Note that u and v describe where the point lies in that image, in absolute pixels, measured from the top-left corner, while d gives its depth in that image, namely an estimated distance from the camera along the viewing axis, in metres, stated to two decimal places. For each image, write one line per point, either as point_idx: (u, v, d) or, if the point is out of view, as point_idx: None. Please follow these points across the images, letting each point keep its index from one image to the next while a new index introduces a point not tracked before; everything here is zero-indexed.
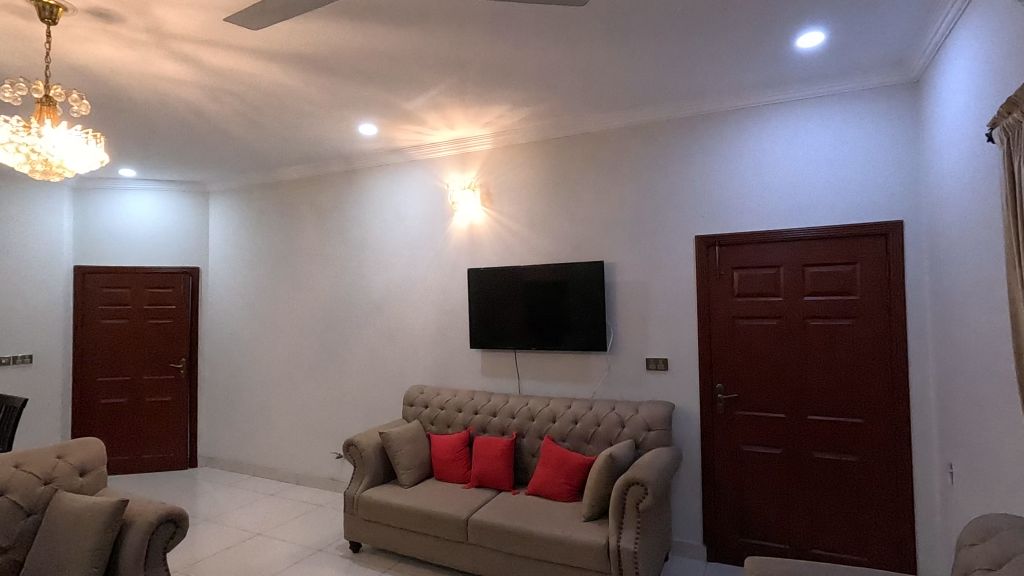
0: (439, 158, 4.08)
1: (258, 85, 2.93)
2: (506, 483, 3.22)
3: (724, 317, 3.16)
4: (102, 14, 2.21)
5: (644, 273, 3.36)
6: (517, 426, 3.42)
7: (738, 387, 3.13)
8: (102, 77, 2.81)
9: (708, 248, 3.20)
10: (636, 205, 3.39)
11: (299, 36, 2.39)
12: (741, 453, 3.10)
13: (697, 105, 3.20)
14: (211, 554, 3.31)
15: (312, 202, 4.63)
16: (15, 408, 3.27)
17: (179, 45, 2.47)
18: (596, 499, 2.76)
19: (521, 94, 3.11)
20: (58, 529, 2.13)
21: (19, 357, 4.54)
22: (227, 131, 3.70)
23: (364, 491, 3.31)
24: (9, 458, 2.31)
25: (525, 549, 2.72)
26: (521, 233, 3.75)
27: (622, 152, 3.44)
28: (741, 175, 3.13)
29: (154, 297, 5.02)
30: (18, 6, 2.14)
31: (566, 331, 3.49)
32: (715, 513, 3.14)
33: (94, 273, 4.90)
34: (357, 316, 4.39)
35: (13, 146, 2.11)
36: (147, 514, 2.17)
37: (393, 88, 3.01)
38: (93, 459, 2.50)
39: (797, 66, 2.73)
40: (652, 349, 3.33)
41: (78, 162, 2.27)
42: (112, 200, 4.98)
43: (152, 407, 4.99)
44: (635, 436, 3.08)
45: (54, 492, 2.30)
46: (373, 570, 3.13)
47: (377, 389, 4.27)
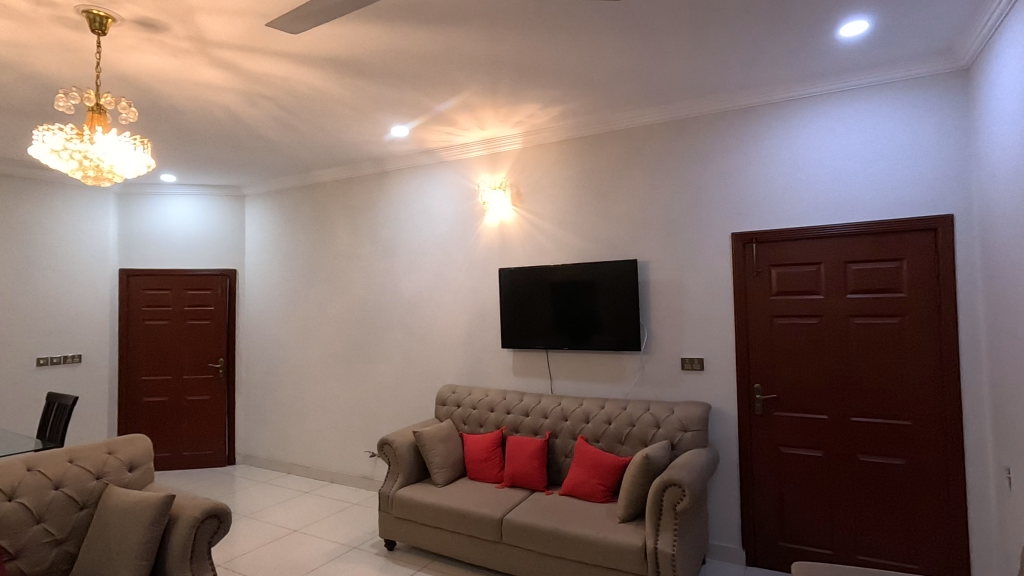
0: (470, 159, 4.10)
1: (294, 89, 2.99)
2: (540, 484, 3.21)
3: (762, 315, 3.09)
4: (148, 23, 2.28)
5: (679, 272, 3.31)
6: (550, 427, 3.41)
7: (777, 388, 3.05)
8: (148, 86, 2.91)
9: (745, 245, 3.13)
10: (670, 202, 3.34)
11: (335, 41, 2.43)
12: (781, 455, 3.03)
13: (733, 99, 3.14)
14: (250, 549, 3.39)
15: (345, 205, 4.70)
16: (66, 405, 3.40)
17: (220, 52, 2.54)
18: (632, 500, 2.72)
19: (552, 93, 3.10)
20: (110, 522, 2.21)
21: (69, 356, 4.71)
22: (264, 136, 3.79)
23: (399, 489, 3.34)
24: (62, 453, 2.39)
25: (560, 550, 2.70)
26: (552, 232, 3.74)
27: (654, 149, 3.40)
28: (779, 171, 3.06)
29: (194, 298, 5.17)
30: (70, 18, 2.23)
31: (599, 331, 3.46)
32: (755, 516, 3.07)
33: (138, 276, 5.07)
34: (389, 316, 4.43)
35: (67, 153, 2.19)
36: (193, 509, 2.23)
37: (426, 89, 3.04)
38: (141, 455, 2.56)
39: (838, 56, 2.66)
40: (688, 349, 3.28)
41: (127, 167, 2.34)
42: (154, 206, 5.16)
43: (192, 407, 5.13)
44: (670, 436, 3.03)
45: (105, 487, 2.38)
46: (408, 567, 3.15)
47: (410, 389, 4.30)
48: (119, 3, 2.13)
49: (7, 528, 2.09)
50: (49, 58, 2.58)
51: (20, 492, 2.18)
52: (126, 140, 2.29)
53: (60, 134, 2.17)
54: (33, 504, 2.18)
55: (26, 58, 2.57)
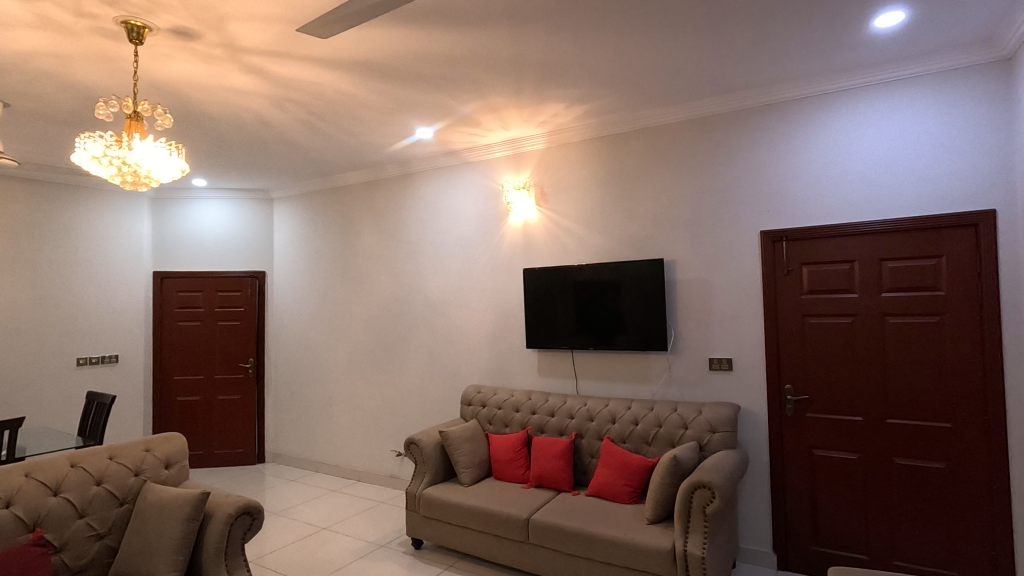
0: (494, 159, 4.11)
1: (322, 93, 3.03)
2: (566, 484, 3.19)
3: (792, 315, 3.03)
4: (182, 32, 2.34)
5: (707, 271, 3.27)
6: (576, 427, 3.39)
7: (809, 389, 2.99)
8: (183, 93, 2.98)
9: (775, 243, 3.07)
10: (696, 200, 3.30)
11: (362, 44, 2.46)
12: (813, 458, 2.97)
13: (761, 95, 3.09)
14: (280, 547, 3.45)
15: (371, 206, 4.76)
16: (105, 405, 3.50)
17: (251, 58, 2.59)
18: (660, 502, 2.69)
19: (576, 92, 3.09)
20: (149, 517, 2.27)
21: (107, 356, 4.86)
22: (292, 140, 3.85)
23: (425, 489, 3.36)
24: (103, 450, 2.46)
25: (587, 551, 2.69)
26: (577, 232, 3.72)
27: (680, 146, 3.36)
28: (810, 167, 2.99)
29: (225, 300, 5.28)
30: (108, 29, 2.31)
31: (624, 331, 3.44)
32: (787, 520, 3.01)
33: (171, 278, 5.21)
34: (414, 317, 4.47)
35: (106, 159, 2.27)
36: (227, 506, 2.28)
37: (451, 91, 3.06)
38: (176, 452, 2.63)
39: (872, 48, 2.59)
40: (716, 349, 3.23)
41: (163, 173, 2.40)
42: (186, 209, 5.29)
43: (223, 406, 5.25)
44: (699, 437, 2.99)
45: (143, 483, 2.45)
46: (435, 567, 3.17)
47: (435, 389, 4.33)
48: (155, 13, 2.19)
49: (52, 522, 2.16)
50: (89, 68, 2.66)
51: (64, 487, 2.25)
52: (162, 145, 2.35)
53: (101, 141, 2.27)
54: (76, 499, 2.26)
55: (68, 68, 2.66)
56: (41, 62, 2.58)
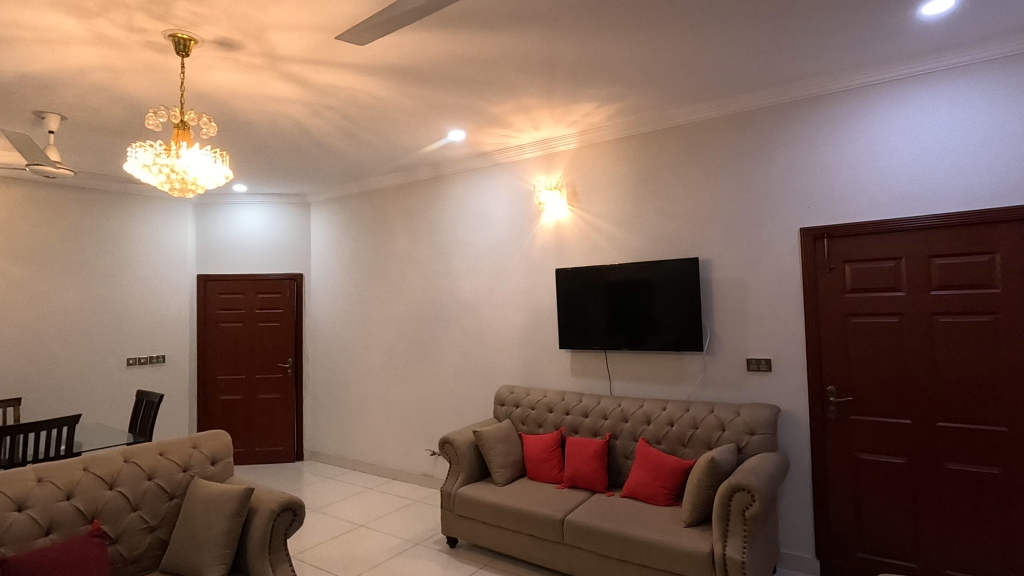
0: (526, 160, 4.12)
1: (357, 99, 3.10)
2: (601, 485, 3.17)
3: (834, 314, 2.94)
4: (226, 43, 2.42)
5: (743, 269, 3.20)
6: (610, 428, 3.37)
7: (854, 391, 2.90)
8: (226, 102, 3.09)
9: (816, 241, 2.99)
10: (733, 198, 3.24)
11: (397, 50, 2.51)
12: (857, 461, 2.88)
13: (801, 88, 3.01)
14: (320, 542, 3.53)
15: (404, 209, 4.83)
16: (153, 402, 3.65)
17: (290, 66, 2.66)
18: (697, 505, 2.65)
19: (608, 91, 3.08)
20: (197, 510, 2.36)
21: (154, 357, 5.06)
22: (328, 145, 3.94)
23: (460, 488, 3.39)
24: (154, 445, 2.56)
25: (623, 553, 2.67)
26: (610, 231, 3.70)
27: (715, 143, 3.30)
28: (852, 161, 2.90)
29: (264, 302, 5.43)
30: (157, 43, 2.41)
31: (658, 331, 3.40)
32: (831, 525, 2.92)
33: (214, 281, 5.39)
34: (447, 318, 4.52)
35: (156, 167, 2.37)
36: (271, 502, 2.36)
37: (483, 93, 3.08)
38: (222, 449, 2.72)
39: (918, 37, 2.50)
40: (754, 349, 3.16)
41: (208, 179, 2.48)
42: (226, 214, 5.46)
43: (263, 405, 5.39)
44: (737, 439, 2.93)
45: (191, 478, 2.54)
46: (470, 565, 3.20)
47: (469, 389, 4.36)
48: (200, 25, 2.27)
49: (109, 514, 2.27)
50: (139, 80, 2.78)
51: (119, 481, 2.36)
52: (207, 153, 2.44)
53: (151, 150, 2.37)
54: (130, 492, 2.36)
55: (119, 81, 2.78)
56: (95, 76, 2.71)
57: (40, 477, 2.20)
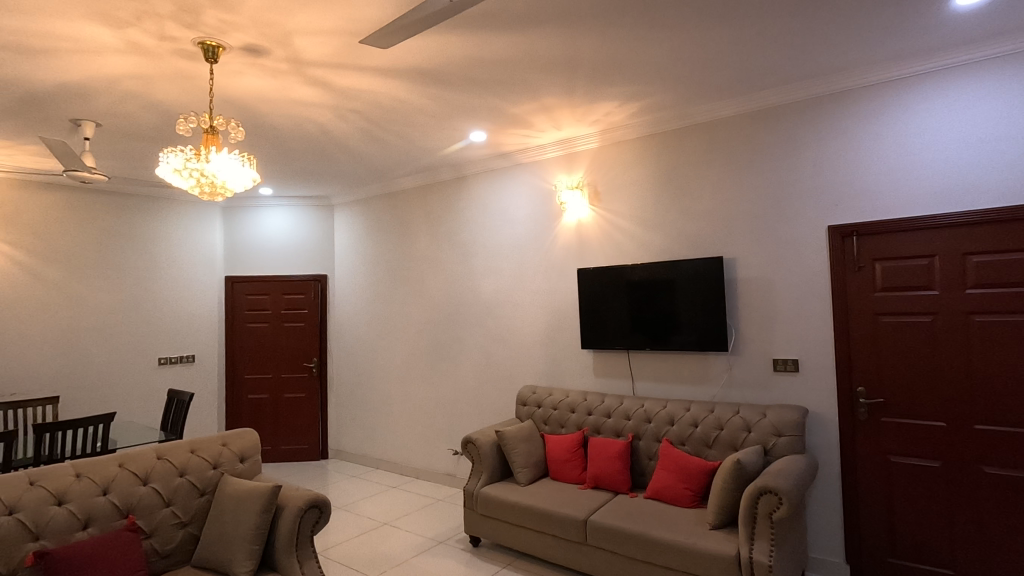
0: (546, 160, 4.11)
1: (380, 102, 3.13)
2: (624, 486, 3.15)
3: (864, 314, 2.88)
4: (252, 49, 2.48)
5: (769, 268, 3.15)
6: (633, 428, 3.34)
7: (885, 392, 2.82)
8: (253, 106, 3.15)
9: (844, 238, 2.92)
10: (758, 195, 3.19)
11: (420, 53, 2.53)
12: (889, 464, 2.80)
13: (828, 83, 2.95)
14: (345, 540, 3.58)
15: (425, 210, 4.87)
16: (184, 401, 3.74)
17: (315, 71, 2.71)
18: (723, 507, 2.62)
19: (630, 89, 3.06)
20: (227, 507, 2.41)
21: (184, 356, 5.19)
22: (352, 147, 3.99)
23: (482, 487, 3.41)
24: (185, 443, 2.63)
25: (647, 554, 2.65)
26: (631, 231, 3.67)
27: (739, 141, 3.25)
28: (882, 157, 2.84)
29: (290, 303, 5.52)
30: (187, 50, 2.47)
31: (681, 331, 3.36)
32: (862, 529, 2.85)
33: (241, 282, 5.50)
34: (469, 318, 4.54)
35: (187, 171, 2.43)
36: (297, 500, 2.40)
37: (504, 94, 3.09)
38: (250, 447, 2.78)
39: (951, 28, 2.43)
40: (780, 349, 3.11)
41: (237, 183, 2.53)
42: (252, 217, 5.56)
43: (289, 404, 5.49)
44: (763, 441, 2.88)
45: (221, 475, 2.60)
46: (492, 564, 3.21)
47: (491, 389, 4.37)
48: (228, 32, 2.32)
49: (143, 509, 2.34)
50: (169, 87, 2.86)
51: (152, 478, 2.42)
52: (236, 157, 2.50)
53: (181, 155, 2.44)
54: (163, 488, 2.42)
55: (151, 88, 2.87)
56: (128, 84, 2.79)
57: (78, 472, 2.27)
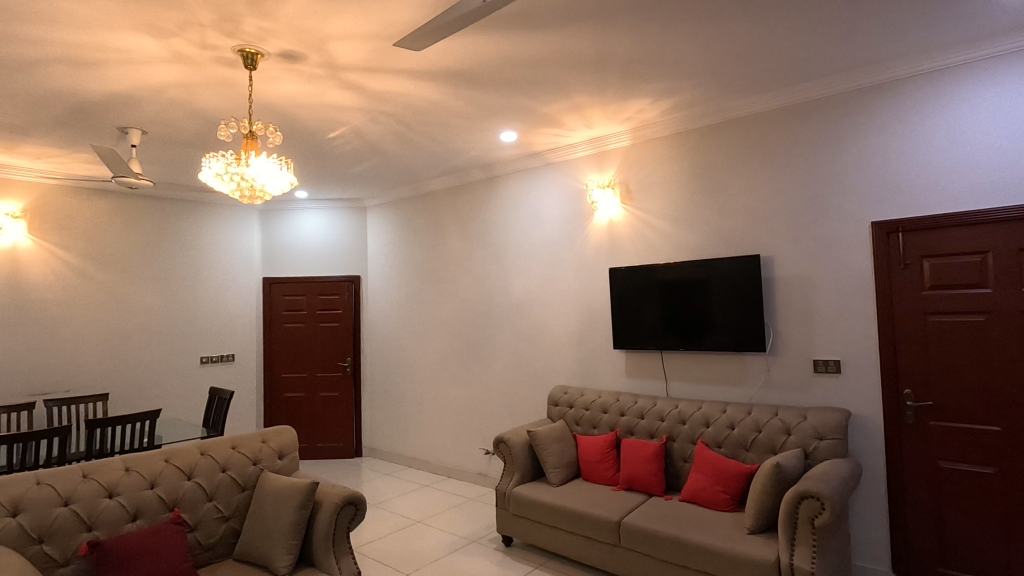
0: (577, 159, 4.09)
1: (412, 104, 3.17)
2: (658, 488, 3.11)
3: (911, 313, 2.76)
4: (289, 55, 2.53)
5: (809, 266, 3.06)
6: (667, 430, 3.29)
7: (934, 395, 2.71)
8: (290, 111, 3.23)
9: (889, 235, 2.82)
10: (796, 191, 3.10)
11: (452, 54, 2.55)
12: (938, 470, 2.69)
13: (870, 75, 2.85)
14: (379, 537, 3.63)
15: (456, 211, 4.91)
16: (225, 399, 3.85)
17: (349, 75, 2.76)
18: (761, 511, 2.55)
19: (663, 86, 3.01)
20: (266, 502, 2.47)
21: (224, 356, 5.35)
22: (385, 150, 4.05)
23: (515, 487, 3.41)
24: (227, 440, 2.70)
25: (682, 558, 2.60)
26: (664, 229, 3.62)
27: (777, 135, 3.17)
28: (928, 149, 2.73)
29: (324, 303, 5.63)
30: (227, 58, 2.54)
31: (715, 331, 3.30)
32: (910, 537, 2.74)
33: (278, 283, 5.64)
34: (500, 318, 4.55)
35: (228, 175, 2.50)
36: (334, 496, 2.44)
37: (534, 94, 3.08)
38: (288, 444, 2.84)
39: (1003, 13, 2.32)
40: (821, 350, 3.01)
41: (275, 186, 2.59)
42: (289, 220, 5.70)
43: (324, 402, 5.60)
44: (804, 444, 2.80)
45: (261, 472, 2.67)
46: (525, 565, 3.21)
47: (522, 389, 4.37)
48: (266, 39, 2.38)
49: (188, 503, 2.41)
50: (210, 95, 2.95)
51: (196, 473, 2.50)
52: (274, 161, 2.56)
53: (222, 160, 2.51)
54: (206, 483, 2.50)
55: (193, 96, 2.96)
56: (172, 92, 2.90)
57: (128, 466, 2.37)
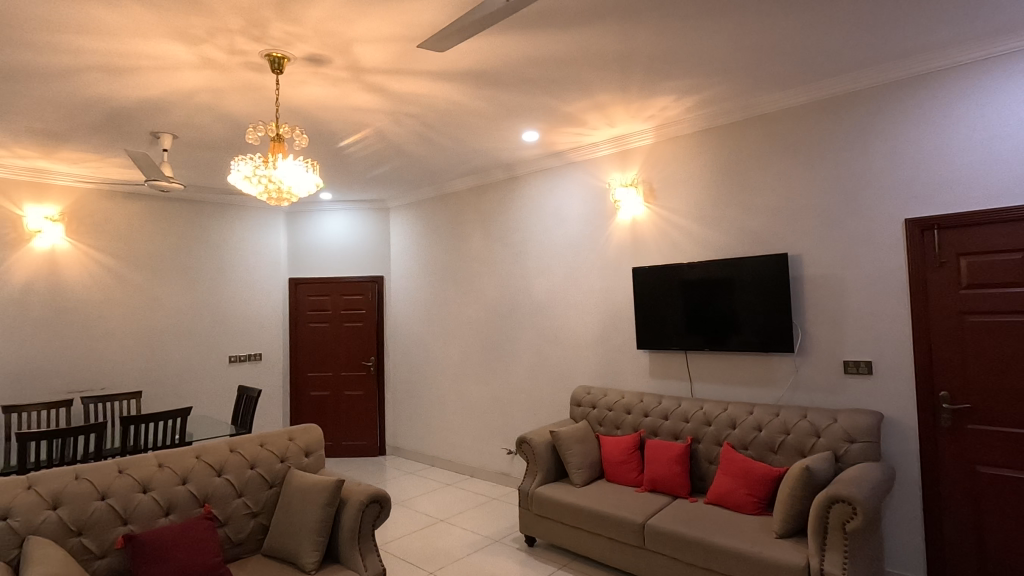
0: (600, 158, 4.07)
1: (435, 105, 3.19)
2: (683, 490, 3.07)
3: (947, 313, 2.68)
4: (315, 59, 2.57)
5: (839, 265, 2.99)
6: (692, 431, 3.25)
7: (972, 398, 2.62)
8: (315, 114, 3.27)
9: (923, 232, 2.74)
10: (826, 188, 3.03)
11: (474, 55, 2.55)
12: (977, 475, 2.60)
13: (903, 68, 2.77)
14: (403, 535, 3.66)
15: (478, 211, 4.92)
16: (252, 397, 3.92)
17: (373, 77, 2.78)
18: (790, 515, 2.50)
19: (687, 83, 2.97)
20: (293, 499, 2.51)
21: (251, 354, 5.45)
22: (408, 151, 4.09)
23: (538, 487, 3.40)
24: (255, 437, 2.76)
25: (708, 561, 2.56)
26: (689, 228, 3.58)
27: (806, 132, 3.10)
28: (965, 143, 2.64)
29: (349, 303, 5.70)
30: (254, 63, 2.59)
31: (741, 331, 3.25)
32: (947, 544, 2.66)
33: (304, 283, 5.73)
34: (522, 317, 4.54)
35: (256, 178, 2.55)
36: (359, 494, 2.47)
37: (557, 93, 3.08)
38: (315, 442, 2.88)
39: None
40: (852, 350, 2.94)
41: (301, 188, 2.63)
42: (314, 221, 5.79)
43: (349, 401, 5.66)
44: (834, 447, 2.74)
45: (288, 469, 2.71)
46: (548, 565, 3.20)
47: (545, 389, 4.36)
48: (293, 43, 2.42)
49: (218, 499, 2.47)
50: (238, 99, 3.01)
51: (225, 469, 2.55)
52: (300, 163, 2.60)
53: (251, 163, 2.56)
54: (235, 480, 2.55)
55: (222, 100, 3.03)
56: (202, 97, 2.96)
57: (161, 462, 2.43)
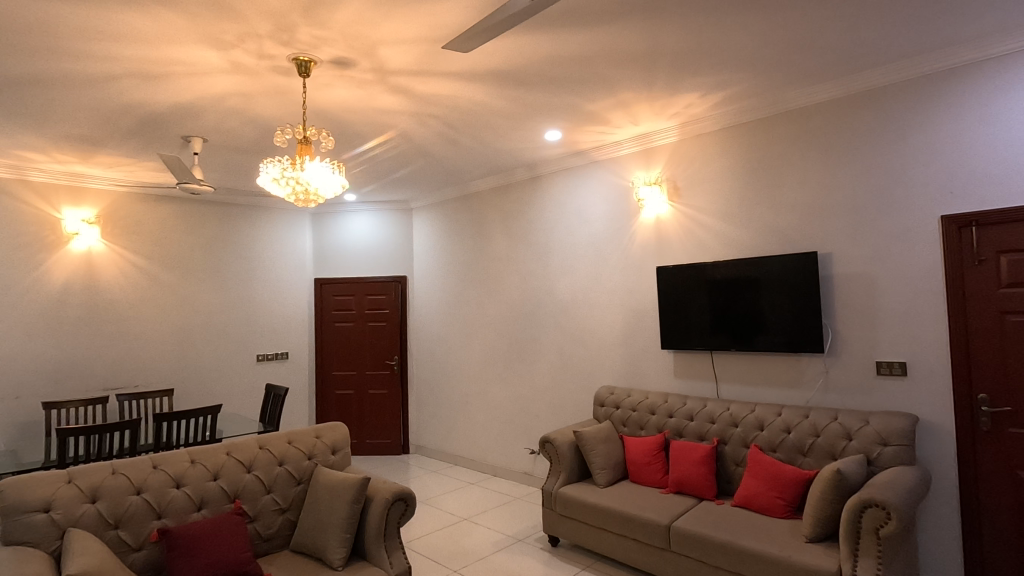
0: (623, 157, 4.04)
1: (458, 106, 3.20)
2: (709, 492, 3.03)
3: (986, 313, 2.60)
4: (341, 62, 2.61)
5: (872, 263, 2.91)
6: (718, 432, 3.21)
7: (1013, 400, 2.53)
8: (341, 116, 3.31)
9: (961, 229, 2.66)
10: (857, 185, 2.96)
11: (498, 54, 2.56)
12: (1019, 481, 2.50)
13: (939, 60, 2.69)
14: (427, 533, 3.68)
15: (500, 211, 4.93)
16: (280, 395, 3.98)
17: (397, 79, 2.81)
18: (821, 519, 2.45)
19: (713, 79, 2.93)
20: (320, 496, 2.55)
21: (278, 353, 5.55)
22: (431, 152, 4.11)
23: (561, 487, 3.39)
24: (283, 435, 2.80)
25: (735, 565, 2.52)
26: (714, 226, 3.53)
27: (836, 127, 3.03)
28: (1004, 137, 2.56)
29: (372, 303, 5.77)
30: (282, 67, 2.64)
31: (769, 331, 3.19)
32: (986, 551, 2.57)
33: (329, 283, 5.81)
34: (545, 317, 4.54)
35: (284, 180, 2.59)
36: (384, 492, 2.50)
37: (581, 92, 3.06)
38: (341, 440, 2.92)
39: None
40: (885, 351, 2.87)
41: (328, 189, 2.67)
42: (338, 222, 5.87)
43: (373, 399, 5.72)
44: (866, 450, 2.67)
45: (315, 466, 2.75)
46: (572, 565, 3.19)
47: (568, 389, 4.35)
48: (320, 47, 2.46)
49: (247, 495, 2.52)
50: (266, 103, 3.07)
51: (255, 466, 2.60)
52: (327, 165, 2.64)
53: (279, 165, 2.60)
54: (265, 476, 2.60)
55: (250, 104, 3.08)
56: (232, 101, 3.02)
57: (193, 458, 2.49)
